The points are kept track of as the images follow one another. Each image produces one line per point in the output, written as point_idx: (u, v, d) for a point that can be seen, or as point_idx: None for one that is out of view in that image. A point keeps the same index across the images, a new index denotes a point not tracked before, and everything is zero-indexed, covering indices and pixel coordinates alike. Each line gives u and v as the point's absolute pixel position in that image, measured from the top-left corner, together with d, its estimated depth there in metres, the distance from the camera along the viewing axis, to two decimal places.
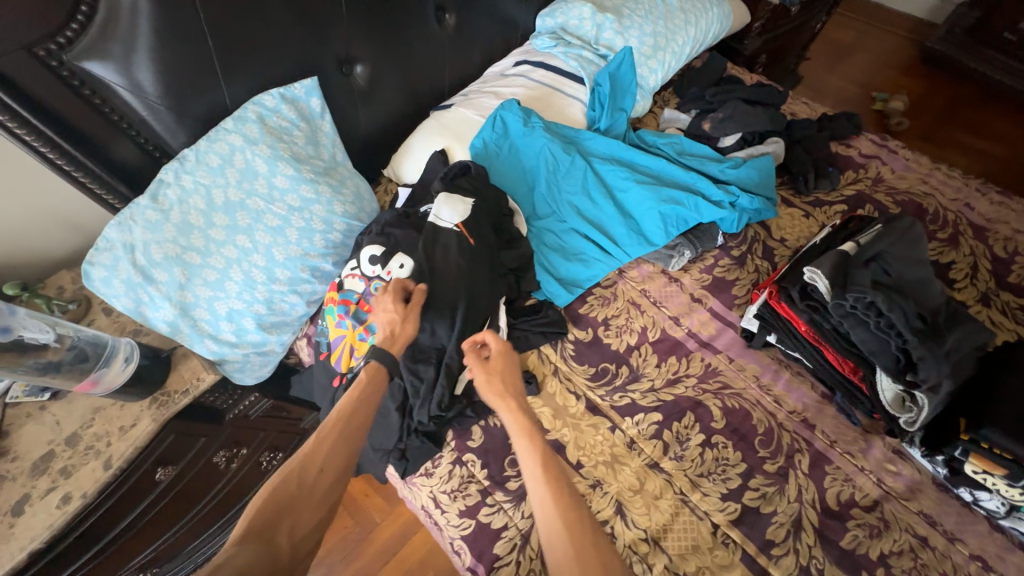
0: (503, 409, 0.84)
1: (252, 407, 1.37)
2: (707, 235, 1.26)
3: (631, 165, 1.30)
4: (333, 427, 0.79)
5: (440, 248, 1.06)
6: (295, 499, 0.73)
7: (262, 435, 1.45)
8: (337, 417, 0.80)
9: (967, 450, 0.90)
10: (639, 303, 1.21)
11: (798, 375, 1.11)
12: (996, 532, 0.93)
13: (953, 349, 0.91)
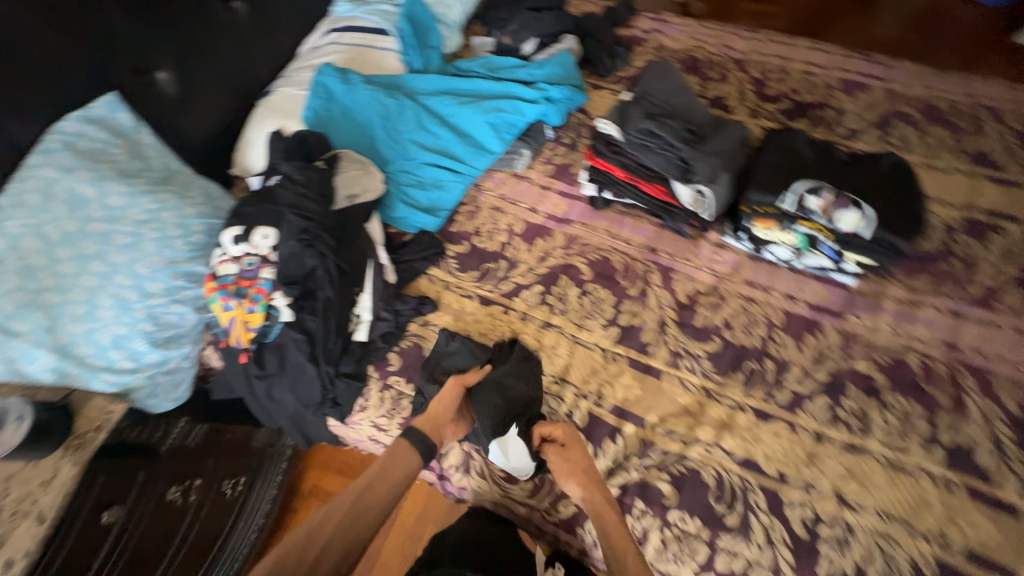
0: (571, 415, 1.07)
1: (189, 436, 1.27)
2: (537, 132, 1.45)
3: (454, 91, 1.44)
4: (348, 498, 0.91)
5: (298, 209, 1.14)
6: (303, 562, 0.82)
7: (212, 463, 1.32)
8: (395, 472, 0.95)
9: (751, 218, 1.14)
10: (500, 207, 1.39)
11: (637, 216, 1.32)
12: (796, 273, 1.22)
13: (719, 146, 1.16)
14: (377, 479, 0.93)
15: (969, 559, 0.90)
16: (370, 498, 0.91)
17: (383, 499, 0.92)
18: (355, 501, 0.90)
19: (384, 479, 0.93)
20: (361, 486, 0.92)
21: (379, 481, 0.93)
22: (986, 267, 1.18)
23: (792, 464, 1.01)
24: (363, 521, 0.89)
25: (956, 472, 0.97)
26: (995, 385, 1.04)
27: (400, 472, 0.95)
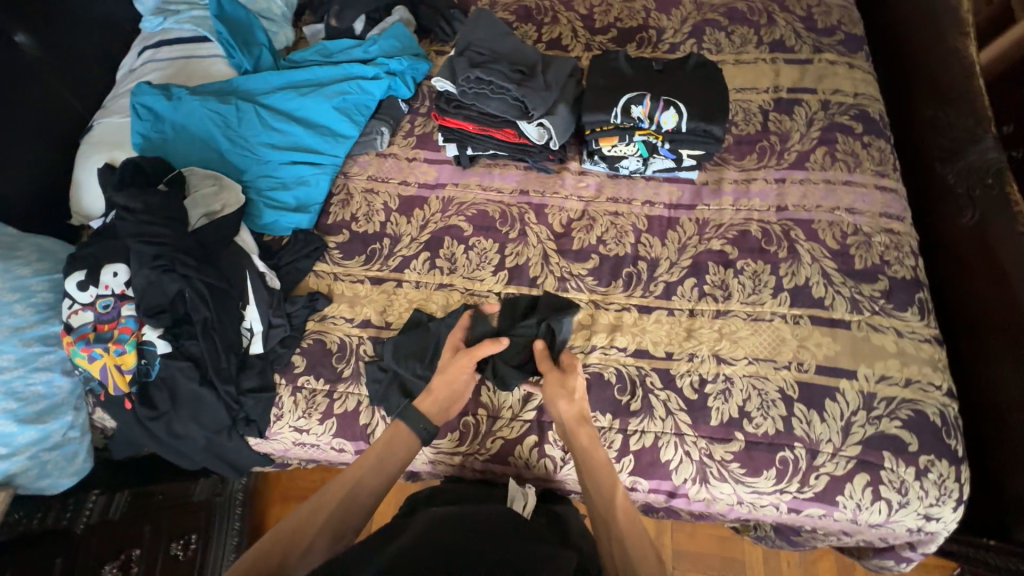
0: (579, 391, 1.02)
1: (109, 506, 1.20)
2: (390, 106, 1.44)
3: (293, 84, 1.40)
4: (340, 487, 0.89)
5: (143, 236, 1.08)
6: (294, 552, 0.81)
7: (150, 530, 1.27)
8: (380, 470, 0.92)
9: (596, 139, 1.24)
10: (372, 188, 1.38)
11: (504, 165, 1.36)
12: (651, 180, 1.33)
13: (551, 80, 1.24)
14: (372, 465, 0.92)
15: (818, 372, 1.08)
16: (363, 484, 0.90)
17: (378, 484, 0.91)
18: (347, 490, 0.89)
19: (379, 463, 0.93)
20: (355, 472, 0.91)
21: (376, 468, 0.92)
22: (797, 135, 1.35)
23: (675, 343, 1.14)
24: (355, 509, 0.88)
25: (799, 308, 1.15)
26: (818, 230, 1.23)
27: (396, 458, 0.94)
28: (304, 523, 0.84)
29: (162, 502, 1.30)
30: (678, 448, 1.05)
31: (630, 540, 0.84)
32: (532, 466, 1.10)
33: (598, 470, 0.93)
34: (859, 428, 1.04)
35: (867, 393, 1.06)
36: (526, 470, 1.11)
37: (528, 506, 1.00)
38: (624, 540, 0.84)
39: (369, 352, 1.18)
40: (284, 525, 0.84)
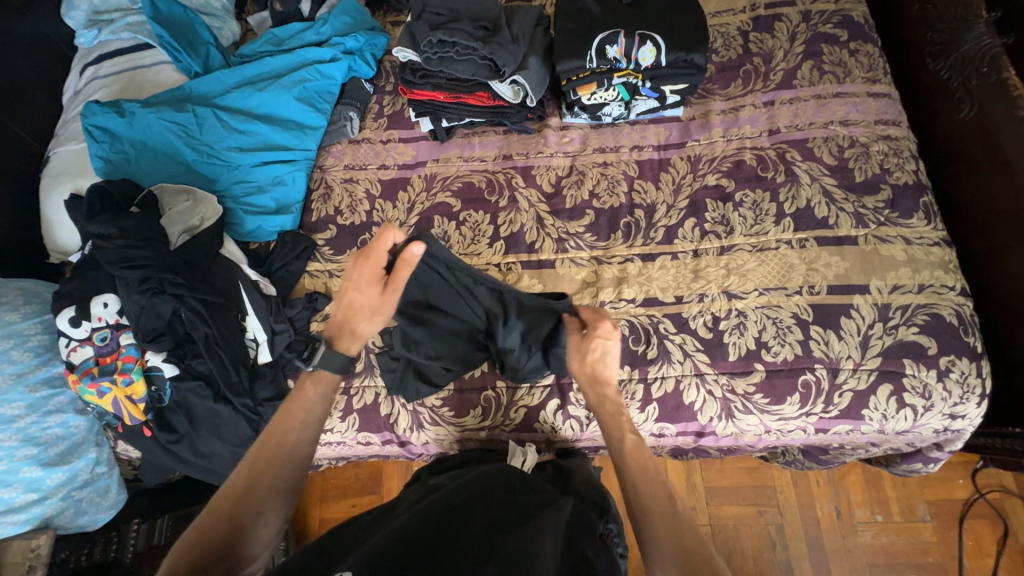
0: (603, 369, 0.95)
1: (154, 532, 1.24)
2: (354, 89, 1.37)
3: (248, 80, 1.32)
4: (273, 442, 0.78)
5: (125, 261, 1.05)
6: (234, 524, 0.71)
7: None
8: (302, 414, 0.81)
9: (574, 89, 1.19)
10: (350, 178, 1.33)
11: (482, 133, 1.31)
12: (636, 124, 1.28)
13: (518, 32, 1.16)
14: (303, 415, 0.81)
15: (830, 292, 1.07)
16: (296, 442, 0.79)
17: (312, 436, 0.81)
18: (277, 446, 0.78)
19: (301, 416, 0.81)
20: (283, 428, 0.79)
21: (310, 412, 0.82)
22: (781, 53, 1.29)
23: (683, 286, 1.12)
24: (292, 465, 0.78)
25: (804, 231, 1.12)
26: (814, 148, 1.19)
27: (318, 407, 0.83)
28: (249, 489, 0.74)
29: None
30: (699, 389, 1.05)
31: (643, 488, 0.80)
32: (555, 431, 1.12)
33: (611, 422, 0.89)
34: (877, 340, 1.03)
35: (882, 305, 1.05)
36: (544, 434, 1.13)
37: (527, 463, 1.06)
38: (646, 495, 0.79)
39: (378, 344, 1.16)
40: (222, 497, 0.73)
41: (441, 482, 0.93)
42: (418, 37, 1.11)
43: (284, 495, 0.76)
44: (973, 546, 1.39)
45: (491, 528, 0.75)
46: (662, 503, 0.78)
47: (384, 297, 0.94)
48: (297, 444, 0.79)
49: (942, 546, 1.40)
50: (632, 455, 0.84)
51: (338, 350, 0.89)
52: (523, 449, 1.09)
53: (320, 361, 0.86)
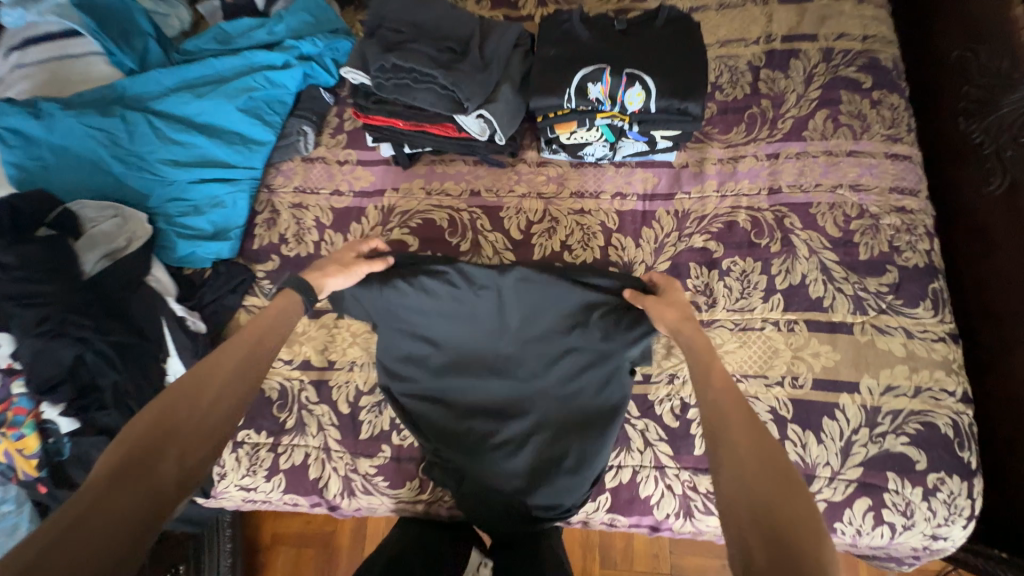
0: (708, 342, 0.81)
1: None
2: (310, 99, 1.22)
3: (187, 82, 1.17)
4: (223, 365, 0.75)
5: (24, 296, 0.93)
6: (160, 463, 0.63)
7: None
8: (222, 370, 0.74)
9: (551, 126, 1.04)
10: (300, 202, 1.20)
11: (449, 162, 1.17)
12: (621, 168, 1.14)
13: (490, 57, 1.00)
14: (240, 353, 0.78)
15: (815, 387, 0.95)
16: (229, 377, 0.74)
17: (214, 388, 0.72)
18: (244, 355, 0.78)
19: (275, 331, 0.84)
20: (209, 371, 0.73)
21: (250, 351, 0.79)
22: (793, 97, 1.13)
23: (653, 363, 1.01)
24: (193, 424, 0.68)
25: (793, 312, 1.00)
26: (817, 215, 1.05)
27: (295, 317, 0.88)
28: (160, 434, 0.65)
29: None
30: (657, 483, 0.95)
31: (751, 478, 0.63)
32: (506, 490, 0.92)
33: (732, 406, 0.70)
34: (860, 448, 0.92)
35: (871, 407, 0.93)
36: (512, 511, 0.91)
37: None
38: (759, 523, 0.58)
39: (311, 399, 1.05)
40: (116, 451, 0.63)
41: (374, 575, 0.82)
42: (368, 59, 0.96)
43: (208, 437, 0.68)
44: None
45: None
46: (780, 530, 0.57)
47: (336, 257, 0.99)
48: (220, 386, 0.73)
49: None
50: (758, 462, 0.64)
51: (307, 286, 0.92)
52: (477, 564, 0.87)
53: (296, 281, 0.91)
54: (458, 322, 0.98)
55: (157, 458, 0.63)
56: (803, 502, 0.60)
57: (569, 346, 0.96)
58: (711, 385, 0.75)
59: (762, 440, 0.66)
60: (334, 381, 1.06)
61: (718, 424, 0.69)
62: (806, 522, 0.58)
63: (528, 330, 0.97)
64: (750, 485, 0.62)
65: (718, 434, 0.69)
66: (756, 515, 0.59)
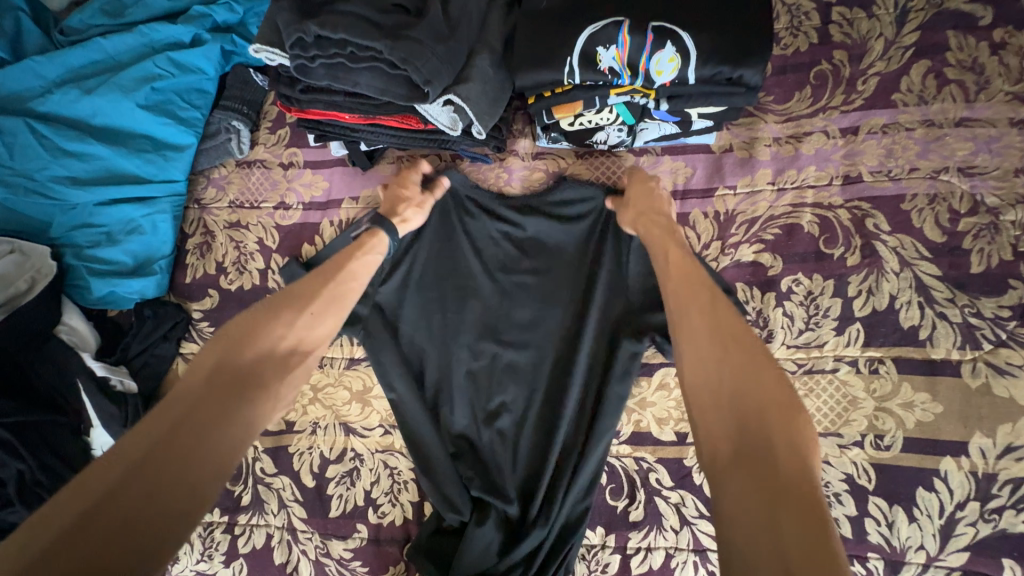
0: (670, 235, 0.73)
1: None
2: (236, 84, 0.95)
3: (74, 73, 0.90)
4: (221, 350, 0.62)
5: None
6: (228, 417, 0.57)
7: None
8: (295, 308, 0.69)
9: (547, 109, 0.77)
10: (238, 221, 0.96)
11: (418, 157, 0.92)
12: (642, 157, 0.87)
13: (456, 14, 0.71)
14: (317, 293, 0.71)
15: (906, 448, 0.73)
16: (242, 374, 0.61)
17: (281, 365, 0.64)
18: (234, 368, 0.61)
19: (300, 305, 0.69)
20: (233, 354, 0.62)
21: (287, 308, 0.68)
22: (879, 45, 0.83)
23: (689, 417, 0.79)
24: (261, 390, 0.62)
25: (877, 348, 0.75)
26: (911, 213, 0.78)
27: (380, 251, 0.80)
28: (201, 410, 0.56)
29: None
30: (698, 571, 0.75)
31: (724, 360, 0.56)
32: (501, 488, 0.78)
33: (697, 287, 0.65)
34: (966, 527, 0.70)
35: (984, 475, 0.71)
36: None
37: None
38: (725, 414, 0.53)
39: (268, 470, 0.87)
40: (172, 406, 0.55)
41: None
42: (282, 33, 0.68)
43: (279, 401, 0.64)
44: None
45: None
46: (751, 419, 0.51)
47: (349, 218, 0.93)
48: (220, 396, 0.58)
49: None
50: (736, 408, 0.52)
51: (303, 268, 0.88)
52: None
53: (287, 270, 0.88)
54: (444, 284, 0.86)
55: (258, 379, 0.62)
56: (776, 382, 0.53)
57: (579, 305, 0.82)
58: (669, 274, 0.68)
59: (743, 341, 0.57)
60: (294, 447, 0.87)
61: (681, 312, 0.64)
62: (784, 408, 0.51)
63: (518, 297, 0.84)
64: (720, 379, 0.55)
65: (681, 326, 0.63)
66: (722, 410, 0.53)
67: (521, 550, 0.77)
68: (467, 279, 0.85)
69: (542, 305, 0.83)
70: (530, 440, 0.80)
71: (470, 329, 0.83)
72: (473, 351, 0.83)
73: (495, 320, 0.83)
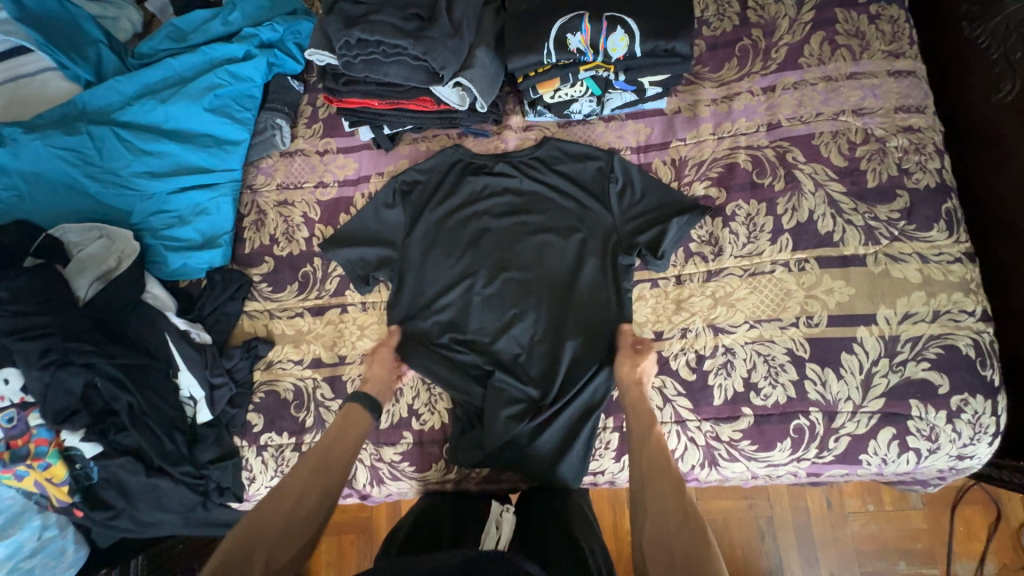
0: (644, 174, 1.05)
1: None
2: (279, 89, 1.17)
3: (149, 88, 1.11)
4: (303, 473, 0.87)
5: (20, 331, 0.90)
6: (251, 565, 0.73)
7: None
8: (313, 455, 0.90)
9: (533, 86, 0.99)
10: (285, 199, 1.16)
11: (432, 137, 1.14)
12: (610, 122, 1.09)
13: (460, 18, 0.93)
14: (326, 444, 0.92)
15: (830, 322, 0.94)
16: (311, 485, 0.85)
17: (310, 482, 0.86)
18: (318, 459, 0.89)
19: (342, 438, 0.93)
20: (295, 482, 0.85)
21: (322, 463, 0.89)
22: (785, 22, 1.07)
23: (663, 318, 0.99)
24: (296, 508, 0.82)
25: (803, 250, 0.97)
26: (820, 146, 1.01)
27: (363, 423, 0.96)
28: (258, 536, 0.77)
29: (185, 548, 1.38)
30: (680, 437, 0.95)
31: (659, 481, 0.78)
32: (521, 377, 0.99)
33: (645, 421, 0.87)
34: (881, 379, 0.91)
35: (889, 337, 0.92)
36: (514, 450, 0.97)
37: (502, 538, 0.88)
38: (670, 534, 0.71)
39: (327, 395, 1.05)
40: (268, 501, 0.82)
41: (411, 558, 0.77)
42: (332, 38, 0.91)
43: (332, 493, 0.87)
44: (963, 530, 1.44)
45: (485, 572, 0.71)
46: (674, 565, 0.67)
47: (379, 183, 1.14)
48: (295, 495, 0.84)
49: (932, 532, 1.45)
50: (675, 506, 0.74)
51: (347, 230, 1.10)
52: (498, 518, 0.91)
53: (335, 235, 1.10)
54: (460, 234, 1.08)
55: (330, 471, 0.89)
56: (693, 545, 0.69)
57: (572, 237, 1.05)
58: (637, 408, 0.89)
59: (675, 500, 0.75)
60: (347, 375, 1.06)
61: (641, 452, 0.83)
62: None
63: (521, 236, 1.06)
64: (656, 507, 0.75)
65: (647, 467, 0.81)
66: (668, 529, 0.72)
67: (542, 429, 0.96)
68: (477, 227, 1.08)
69: (541, 242, 1.05)
70: (539, 345, 1.01)
71: (485, 263, 1.06)
72: (487, 280, 1.05)
73: (504, 256, 1.06)
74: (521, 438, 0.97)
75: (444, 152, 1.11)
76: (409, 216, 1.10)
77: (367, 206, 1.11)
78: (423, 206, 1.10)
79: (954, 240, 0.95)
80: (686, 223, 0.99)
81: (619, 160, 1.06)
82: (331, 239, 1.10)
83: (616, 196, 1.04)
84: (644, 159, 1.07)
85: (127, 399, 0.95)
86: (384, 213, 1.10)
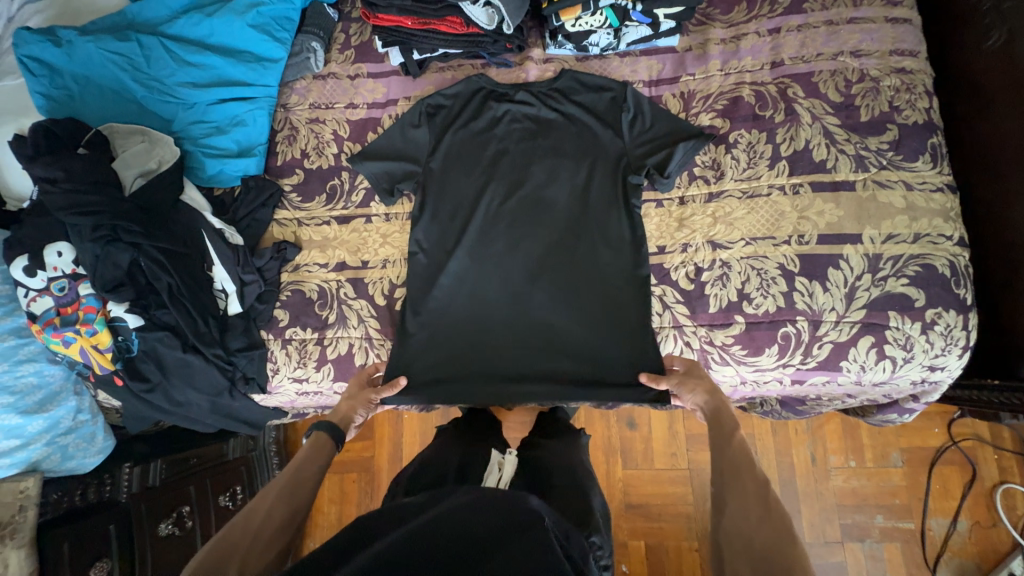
0: (654, 104, 1.13)
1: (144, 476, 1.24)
2: (316, 14, 1.25)
3: (195, 4, 1.19)
4: (277, 490, 0.80)
5: (74, 206, 0.98)
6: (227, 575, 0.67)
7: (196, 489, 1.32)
8: (285, 477, 0.82)
9: (557, 12, 1.09)
10: (316, 117, 1.24)
11: (457, 66, 1.22)
12: (625, 57, 1.17)
13: None
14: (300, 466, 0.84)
15: (819, 241, 1.02)
16: (285, 500, 0.79)
17: (286, 501, 0.79)
18: (293, 479, 0.82)
19: (313, 460, 0.86)
20: (264, 505, 0.77)
21: (294, 481, 0.82)
22: None
23: (667, 235, 1.07)
24: (268, 529, 0.75)
25: (798, 176, 1.05)
26: (819, 83, 1.09)
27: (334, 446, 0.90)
28: (229, 549, 0.70)
29: (197, 465, 1.35)
30: (677, 340, 1.03)
31: (741, 462, 0.76)
32: (531, 281, 1.08)
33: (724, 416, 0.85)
34: (864, 292, 0.99)
35: (873, 255, 1.00)
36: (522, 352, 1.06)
37: (503, 477, 1.01)
38: (756, 518, 0.68)
39: (350, 295, 1.13)
40: (245, 518, 0.75)
41: (415, 499, 0.77)
42: None
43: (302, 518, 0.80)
44: (939, 488, 1.50)
45: (500, 528, 0.69)
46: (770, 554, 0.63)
47: (407, 104, 1.21)
48: (268, 515, 0.76)
49: (910, 489, 1.51)
50: (759, 498, 0.70)
51: (375, 148, 1.17)
52: (499, 462, 1.03)
53: (364, 152, 1.17)
54: (479, 155, 1.15)
55: (304, 491, 0.82)
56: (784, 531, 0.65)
57: (587, 161, 1.12)
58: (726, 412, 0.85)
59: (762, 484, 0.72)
60: (369, 278, 1.13)
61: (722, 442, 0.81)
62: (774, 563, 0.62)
63: (538, 160, 1.14)
64: (740, 498, 0.71)
65: (724, 457, 0.78)
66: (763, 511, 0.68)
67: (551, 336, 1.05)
68: (497, 148, 1.16)
69: (556, 164, 1.13)
70: (550, 254, 1.09)
71: (503, 182, 1.14)
72: (504, 197, 1.13)
73: (520, 176, 1.13)
74: (530, 342, 1.06)
75: (471, 77, 1.19)
76: (433, 136, 1.17)
77: (394, 127, 1.18)
78: (446, 130, 1.17)
79: (938, 173, 1.03)
80: (692, 147, 1.07)
81: (633, 89, 1.14)
82: (359, 154, 1.17)
83: (628, 123, 1.12)
84: (655, 92, 1.15)
85: (167, 280, 1.03)
86: (409, 137, 1.17)
